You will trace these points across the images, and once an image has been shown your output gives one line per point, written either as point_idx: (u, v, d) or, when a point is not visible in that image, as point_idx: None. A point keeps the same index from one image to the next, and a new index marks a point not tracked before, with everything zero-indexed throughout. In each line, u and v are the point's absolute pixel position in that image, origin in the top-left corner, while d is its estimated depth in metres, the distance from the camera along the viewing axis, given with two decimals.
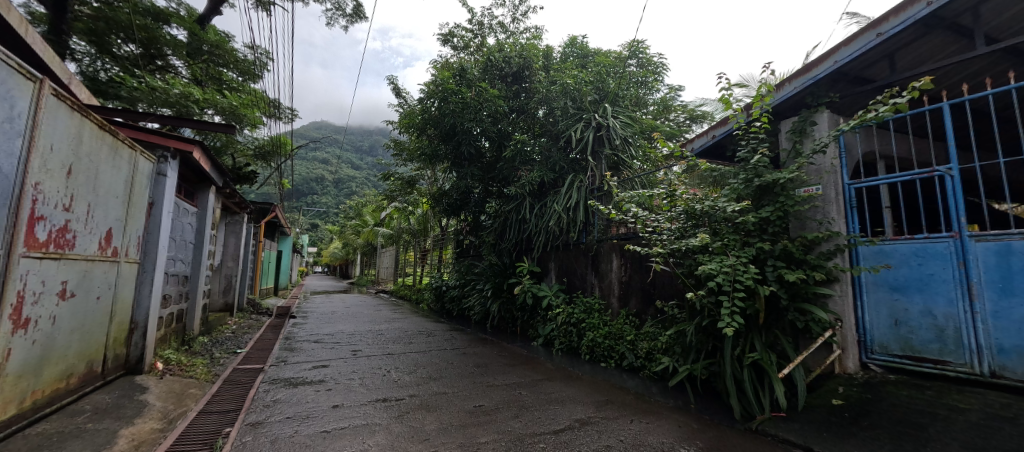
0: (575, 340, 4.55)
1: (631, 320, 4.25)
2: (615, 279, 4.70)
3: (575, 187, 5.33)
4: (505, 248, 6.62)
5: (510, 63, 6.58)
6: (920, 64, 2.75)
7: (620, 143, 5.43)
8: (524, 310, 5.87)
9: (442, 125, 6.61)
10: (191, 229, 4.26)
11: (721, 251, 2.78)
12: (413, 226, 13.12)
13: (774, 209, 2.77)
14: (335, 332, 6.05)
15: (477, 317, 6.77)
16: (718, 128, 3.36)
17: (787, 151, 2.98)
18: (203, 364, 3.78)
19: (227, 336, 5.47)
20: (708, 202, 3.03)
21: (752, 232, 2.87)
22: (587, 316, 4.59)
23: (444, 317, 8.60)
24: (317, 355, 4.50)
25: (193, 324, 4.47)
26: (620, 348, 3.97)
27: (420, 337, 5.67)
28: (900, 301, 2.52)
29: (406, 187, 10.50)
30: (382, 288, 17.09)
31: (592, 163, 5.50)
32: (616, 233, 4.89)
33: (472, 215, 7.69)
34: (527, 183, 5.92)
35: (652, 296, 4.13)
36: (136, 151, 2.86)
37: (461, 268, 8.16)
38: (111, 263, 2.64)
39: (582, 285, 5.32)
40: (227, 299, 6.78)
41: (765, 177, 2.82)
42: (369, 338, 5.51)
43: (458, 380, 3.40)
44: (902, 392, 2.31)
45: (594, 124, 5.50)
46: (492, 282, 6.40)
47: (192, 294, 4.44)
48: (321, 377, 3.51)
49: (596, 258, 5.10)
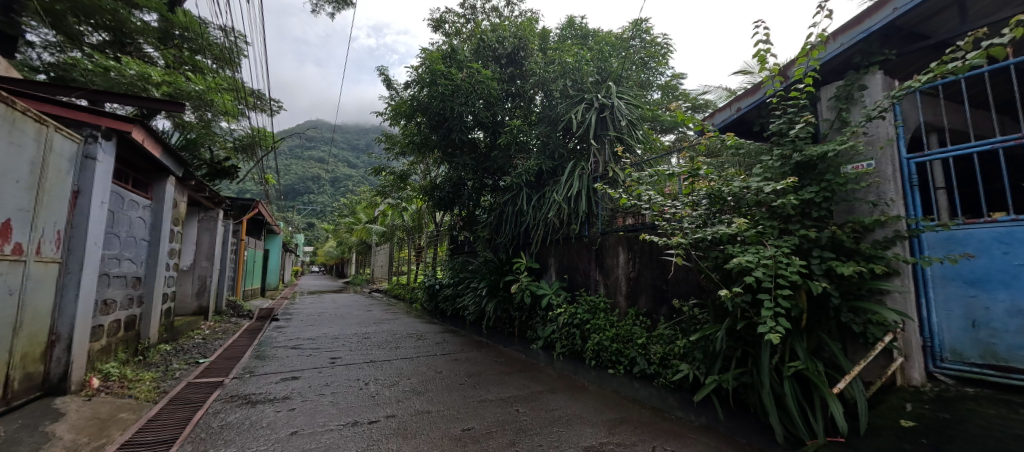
0: (578, 343, 4.10)
1: (641, 321, 3.80)
2: (622, 274, 4.25)
3: (576, 175, 4.85)
4: (501, 243, 6.15)
5: (504, 43, 6.06)
6: (993, 13, 2.27)
7: (626, 125, 4.92)
8: (522, 310, 5.42)
9: (431, 111, 6.12)
10: (142, 225, 3.76)
11: (756, 241, 2.32)
12: (407, 223, 12.63)
13: (819, 189, 2.31)
14: (317, 337, 5.57)
15: (472, 318, 6.31)
16: (745, 98, 2.89)
17: (831, 121, 2.52)
18: (154, 378, 3.29)
19: (196, 342, 4.98)
20: (737, 183, 2.57)
21: (792, 217, 2.41)
22: (591, 317, 4.14)
23: (437, 317, 8.15)
24: (291, 363, 4.03)
25: (151, 331, 3.98)
26: (630, 352, 3.53)
27: (409, 341, 5.21)
28: (978, 298, 2.05)
29: (398, 182, 9.99)
30: (376, 287, 16.62)
31: (595, 149, 5.02)
32: (623, 224, 4.42)
33: (466, 208, 7.20)
34: (523, 172, 5.46)
35: (665, 293, 3.70)
36: (47, 128, 2.37)
37: (455, 265, 7.68)
38: (13, 262, 2.16)
39: (585, 283, 4.86)
40: (201, 301, 6.29)
41: (807, 150, 2.36)
42: (353, 343, 5.05)
43: (445, 394, 2.94)
44: (990, 410, 1.85)
45: (596, 105, 4.99)
46: (487, 280, 5.94)
47: (147, 298, 3.94)
48: (287, 392, 3.04)
49: (600, 252, 4.65)
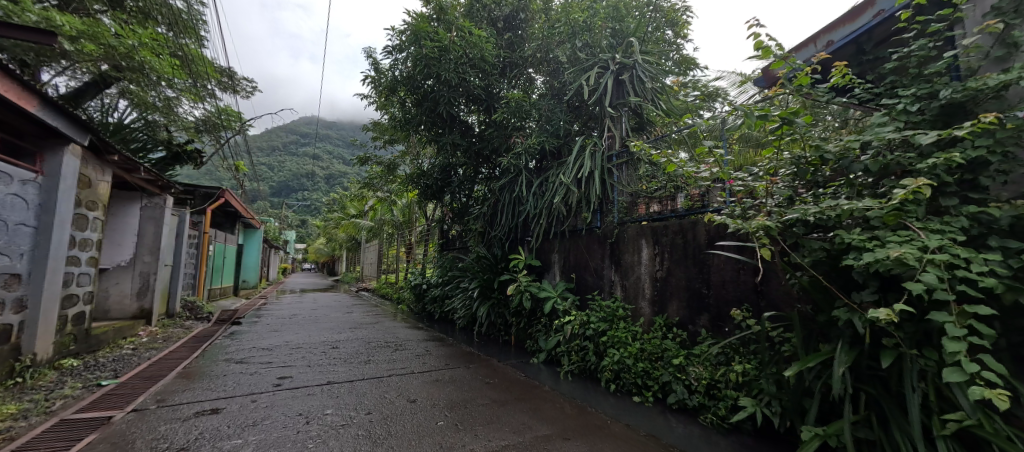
0: (591, 360, 3.28)
1: (674, 335, 2.98)
2: (646, 273, 3.42)
3: (588, 154, 3.98)
4: (495, 237, 5.29)
5: (502, 4, 5.13)
6: None
7: (650, 93, 4.03)
8: (520, 315, 4.57)
9: (414, 81, 5.20)
10: (19, 206, 2.87)
11: (896, 223, 1.49)
12: (397, 218, 11.74)
13: (993, 142, 1.47)
14: (275, 346, 4.68)
15: (462, 323, 5.45)
16: (840, 28, 2.10)
17: (988, 45, 1.69)
18: (11, 415, 2.36)
19: (121, 354, 4.06)
20: (847, 139, 1.73)
21: (939, 187, 1.58)
22: (607, 327, 3.31)
23: (425, 321, 7.30)
24: (224, 385, 3.13)
25: (39, 344, 3.04)
26: (662, 375, 2.73)
27: (385, 352, 4.35)
28: None
29: (386, 174, 9.04)
30: (364, 286, 15.71)
31: (609, 122, 4.13)
32: (646, 212, 3.58)
33: (458, 197, 6.31)
34: (522, 152, 4.61)
35: (706, 299, 2.87)
36: None
37: (444, 263, 6.78)
38: None
39: (596, 284, 4.00)
40: (143, 303, 5.36)
41: (969, 85, 1.52)
42: (316, 355, 4.17)
43: (413, 444, 2.06)
44: None
45: (613, 68, 4.10)
46: (479, 279, 5.08)
47: (30, 303, 2.99)
48: (191, 438, 2.15)
49: (616, 247, 3.79)
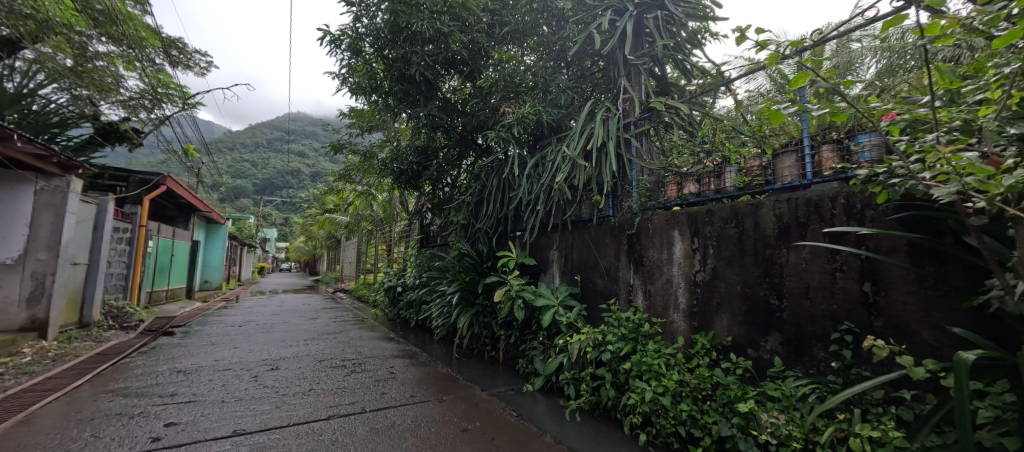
0: (608, 396, 2.37)
1: (729, 363, 2.11)
2: (681, 274, 2.54)
3: (599, 121, 3.09)
4: (481, 230, 4.36)
5: None
6: None
7: (678, 44, 3.14)
8: (510, 327, 3.65)
9: (380, 36, 4.20)
10: None
11: None
12: (377, 213, 10.72)
13: None
14: (195, 369, 3.63)
15: (440, 334, 4.50)
16: None
17: None
18: None
19: None
20: None
21: None
22: (628, 348, 2.41)
23: (400, 328, 6.34)
24: (67, 442, 2.10)
25: None
26: (720, 427, 1.83)
27: (336, 376, 3.37)
28: None
29: (362, 163, 7.95)
30: (342, 287, 14.61)
31: (626, 81, 3.21)
32: (680, 194, 2.71)
33: (438, 186, 5.33)
34: (513, 124, 3.68)
35: (778, 314, 2.01)
36: None
37: (421, 262, 5.81)
38: None
39: (609, 290, 3.10)
40: (36, 311, 4.26)
41: None
42: (240, 384, 3.16)
43: None
44: None
45: (631, 12, 3.20)
46: (460, 283, 4.13)
47: None
48: None
49: (635, 241, 2.90)
